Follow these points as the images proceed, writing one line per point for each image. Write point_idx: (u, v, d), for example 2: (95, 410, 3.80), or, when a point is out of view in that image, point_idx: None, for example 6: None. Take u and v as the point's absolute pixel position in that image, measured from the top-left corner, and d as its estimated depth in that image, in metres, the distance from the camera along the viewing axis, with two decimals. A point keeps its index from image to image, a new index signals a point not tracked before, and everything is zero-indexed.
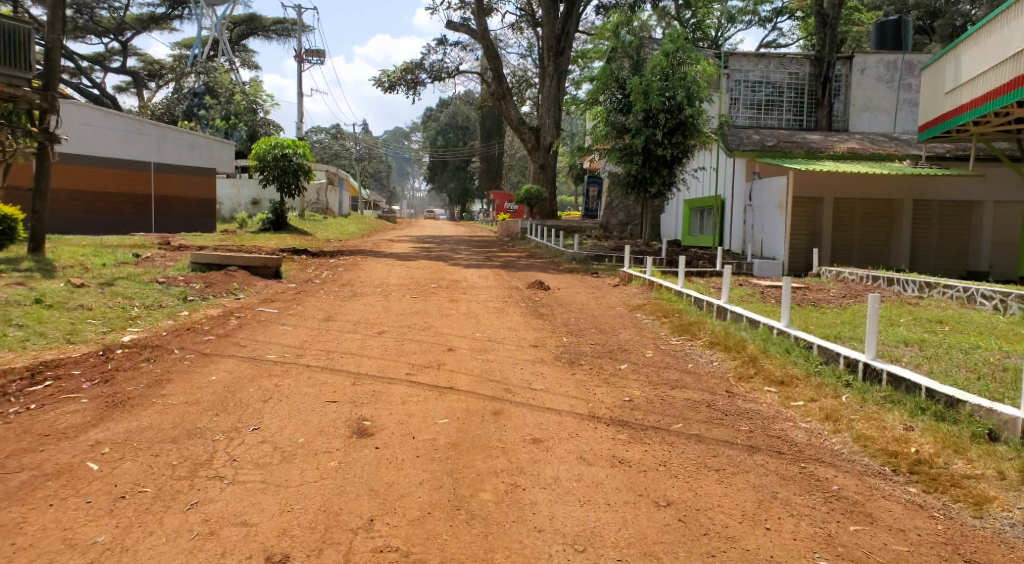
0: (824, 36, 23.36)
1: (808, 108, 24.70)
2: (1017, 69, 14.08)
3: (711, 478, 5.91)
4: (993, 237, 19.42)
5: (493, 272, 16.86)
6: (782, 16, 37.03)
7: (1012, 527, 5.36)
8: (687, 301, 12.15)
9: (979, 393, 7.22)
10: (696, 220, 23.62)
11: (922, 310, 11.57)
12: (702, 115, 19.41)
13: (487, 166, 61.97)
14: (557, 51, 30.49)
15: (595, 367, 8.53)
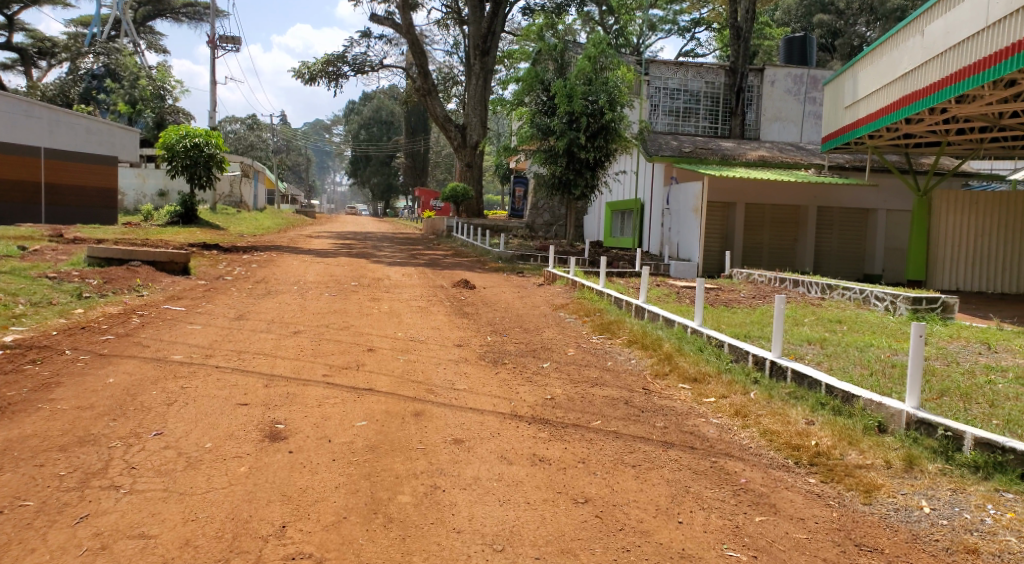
0: (738, 47, 24.41)
1: (722, 116, 25.74)
2: (905, 88, 15.11)
3: (627, 474, 6.31)
4: (887, 242, 20.70)
5: (415, 270, 17.01)
6: (700, 26, 38.28)
7: (896, 511, 5.91)
8: (608, 301, 12.59)
9: (870, 388, 7.86)
10: (617, 222, 24.26)
11: (824, 310, 12.33)
12: (624, 119, 19.98)
13: (412, 163, 61.78)
14: (483, 51, 30.68)
15: (518, 366, 8.87)
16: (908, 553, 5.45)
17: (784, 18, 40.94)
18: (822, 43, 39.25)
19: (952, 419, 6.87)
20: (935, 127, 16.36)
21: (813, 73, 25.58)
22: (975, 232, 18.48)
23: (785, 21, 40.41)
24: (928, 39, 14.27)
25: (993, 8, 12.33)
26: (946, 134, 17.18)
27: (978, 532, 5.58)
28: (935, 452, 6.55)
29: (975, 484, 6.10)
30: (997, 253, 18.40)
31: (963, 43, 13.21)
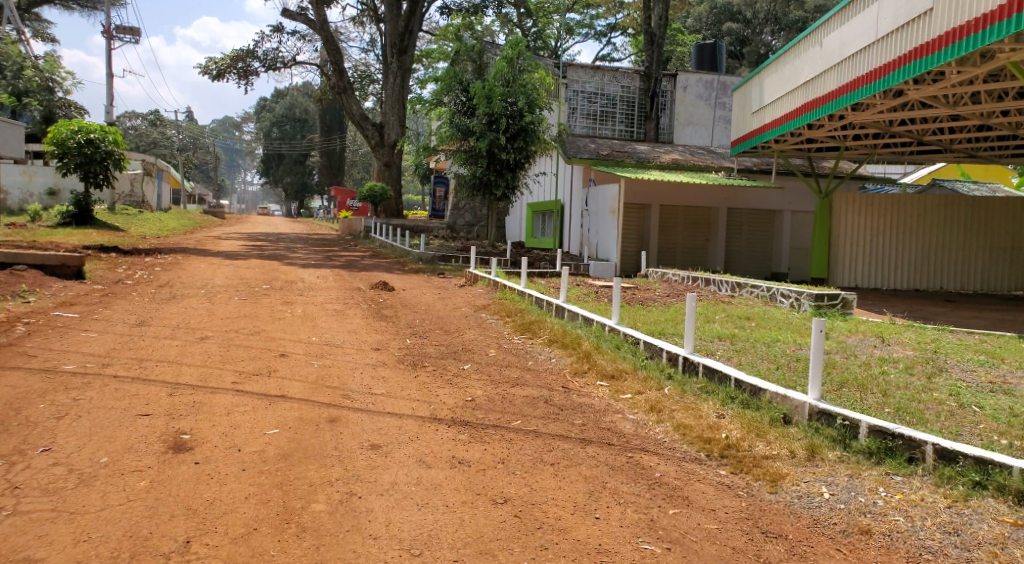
0: (652, 53, 25.16)
1: (638, 120, 26.35)
2: (807, 95, 15.80)
3: (546, 472, 6.50)
4: (792, 242, 21.69)
5: (331, 272, 16.91)
6: (616, 31, 39.05)
7: (799, 498, 6.22)
8: (529, 301, 12.78)
9: (776, 382, 8.26)
10: (538, 223, 24.57)
11: (734, 308, 12.83)
12: (543, 121, 20.28)
13: (327, 162, 60.83)
14: (401, 49, 30.51)
15: (438, 369, 8.99)
16: (808, 536, 5.74)
17: (696, 24, 42.10)
18: (731, 50, 40.66)
19: (850, 409, 7.30)
20: (834, 132, 17.25)
21: (723, 80, 26.53)
22: (869, 233, 19.46)
23: (696, 28, 41.47)
24: (826, 50, 15.00)
25: (883, 22, 13.08)
26: (844, 139, 18.15)
27: (872, 514, 5.91)
28: (834, 440, 6.92)
29: (870, 468, 6.48)
30: (890, 252, 19.37)
31: (857, 54, 13.94)
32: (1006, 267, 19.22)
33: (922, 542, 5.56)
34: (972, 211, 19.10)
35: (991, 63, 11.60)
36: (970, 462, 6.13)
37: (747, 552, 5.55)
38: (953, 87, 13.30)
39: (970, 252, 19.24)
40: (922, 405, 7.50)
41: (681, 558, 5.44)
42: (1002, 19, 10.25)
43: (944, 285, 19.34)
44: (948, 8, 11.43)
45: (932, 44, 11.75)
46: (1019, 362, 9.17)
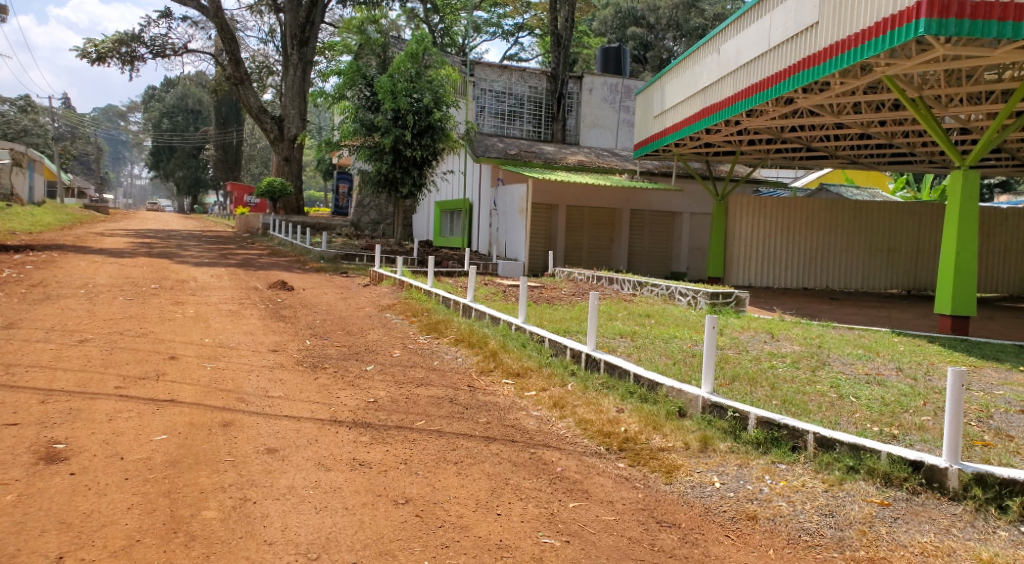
0: (558, 54, 25.55)
1: (545, 121, 26.71)
2: (704, 100, 16.40)
3: (449, 470, 6.50)
4: (691, 243, 22.54)
5: (225, 272, 16.46)
6: (523, 31, 39.38)
7: (692, 488, 6.46)
8: (435, 300, 12.79)
9: (672, 376, 8.56)
10: (446, 221, 24.53)
11: (635, 306, 13.18)
12: (450, 119, 20.34)
13: (222, 155, 58.80)
14: (303, 40, 29.92)
15: (339, 370, 8.87)
16: (700, 525, 5.96)
17: (600, 27, 42.77)
18: (636, 54, 41.61)
19: (740, 402, 7.63)
20: (730, 137, 17.98)
21: (627, 84, 27.26)
22: (762, 234, 20.26)
23: (602, 31, 42.19)
24: (723, 57, 15.63)
25: (774, 33, 13.70)
26: (739, 144, 18.92)
27: (759, 501, 6.18)
28: (725, 432, 7.22)
29: (757, 458, 6.77)
30: (781, 253, 20.20)
31: (751, 62, 14.55)
32: (883, 268, 20.66)
33: (802, 524, 5.86)
34: (854, 214, 20.31)
35: (870, 75, 12.37)
36: (845, 449, 6.51)
37: (643, 542, 5.71)
38: (837, 96, 14.12)
39: (852, 253, 20.42)
40: (806, 397, 7.90)
41: (580, 550, 5.55)
42: (878, 35, 10.94)
43: (829, 284, 20.36)
44: (831, 22, 12.07)
45: (818, 56, 12.39)
46: (894, 355, 9.77)
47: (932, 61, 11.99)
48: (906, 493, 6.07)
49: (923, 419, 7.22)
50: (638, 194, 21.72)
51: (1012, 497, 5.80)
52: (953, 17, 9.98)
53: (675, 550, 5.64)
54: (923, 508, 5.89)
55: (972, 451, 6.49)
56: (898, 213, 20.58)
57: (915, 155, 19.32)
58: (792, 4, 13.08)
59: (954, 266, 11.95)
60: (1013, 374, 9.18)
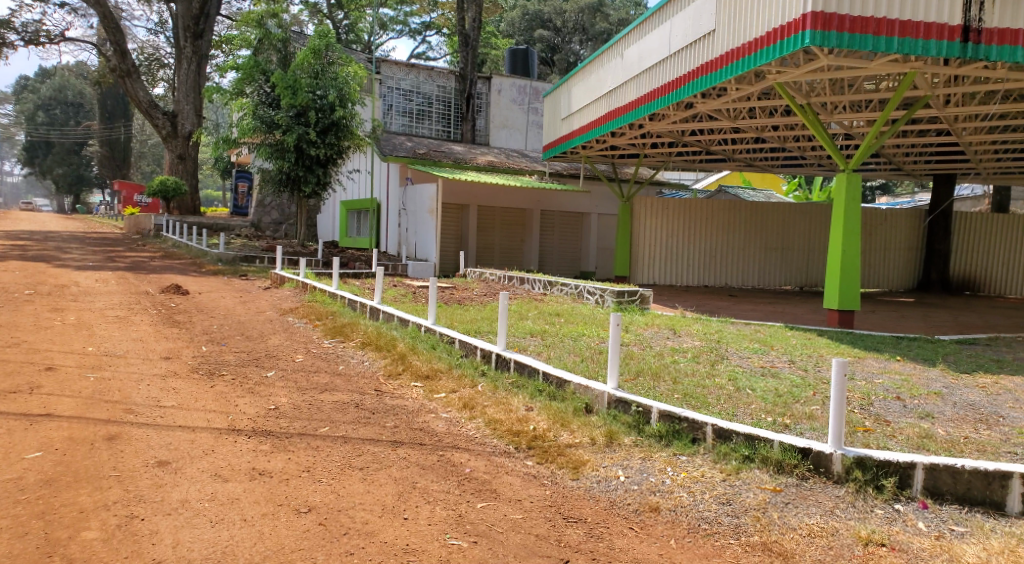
0: (466, 54, 25.63)
1: (454, 121, 26.76)
2: (609, 104, 16.73)
3: (354, 477, 6.41)
4: (599, 243, 23.11)
5: (114, 276, 15.81)
6: (430, 30, 39.24)
7: (598, 483, 6.57)
8: (342, 302, 12.63)
9: (580, 373, 8.70)
10: (353, 222, 24.04)
11: (544, 305, 13.29)
12: (355, 116, 20.07)
13: (109, 152, 56.03)
14: (197, 32, 28.76)
15: (239, 378, 8.59)
16: (606, 519, 6.08)
17: (508, 29, 42.93)
18: (543, 57, 42.12)
19: (645, 397, 7.83)
20: (635, 140, 18.39)
21: (535, 85, 27.59)
22: (666, 233, 20.66)
23: (510, 32, 42.48)
24: (626, 62, 15.99)
25: (674, 39, 14.11)
26: (643, 147, 19.37)
27: (662, 493, 6.34)
28: (630, 426, 7.39)
29: (659, 450, 6.97)
30: (684, 252, 20.72)
31: (653, 67, 14.93)
32: (778, 265, 21.58)
33: (701, 514, 6.05)
34: (752, 215, 21.16)
35: (764, 82, 12.91)
36: (741, 439, 6.75)
37: (549, 539, 5.80)
38: (734, 101, 14.64)
39: (749, 252, 21.25)
40: (706, 390, 8.16)
41: (487, 551, 5.60)
42: (770, 44, 11.43)
43: (728, 282, 21.07)
44: (727, 30, 12.53)
45: (714, 63, 12.84)
46: (787, 349, 10.18)
47: (819, 71, 12.62)
48: (796, 479, 6.35)
49: (812, 409, 7.57)
50: (548, 195, 21.98)
51: (888, 478, 6.16)
52: (835, 30, 10.62)
53: (581, 545, 5.74)
54: (811, 492, 6.20)
55: (854, 436, 6.86)
56: (789, 214, 21.62)
57: (806, 158, 20.21)
58: (690, 12, 13.50)
59: (840, 264, 12.55)
60: (892, 364, 9.74)
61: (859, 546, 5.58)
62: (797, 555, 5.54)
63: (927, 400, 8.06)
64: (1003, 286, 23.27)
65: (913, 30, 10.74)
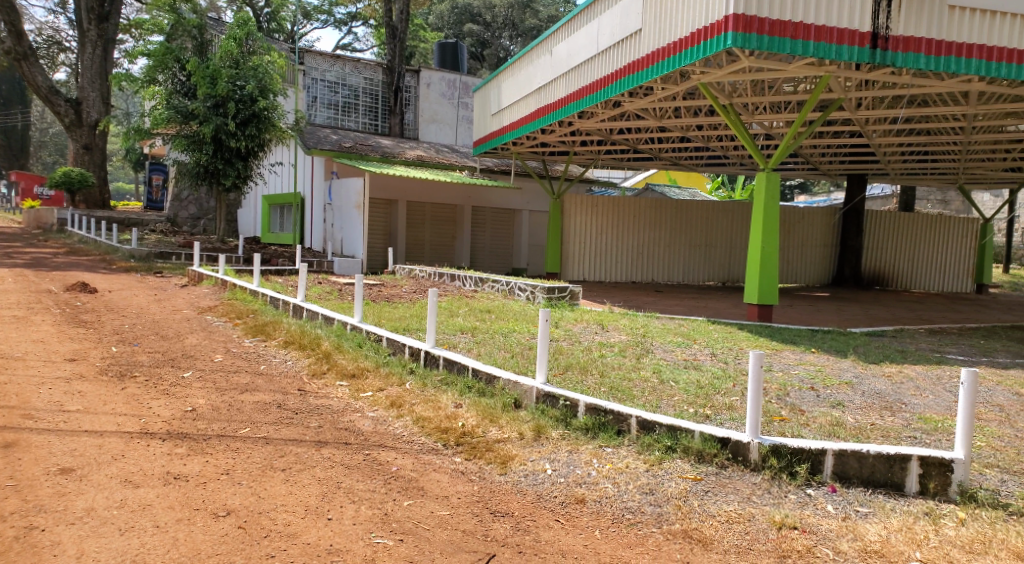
0: (394, 47, 25.38)
1: (382, 114, 26.60)
2: (538, 101, 16.83)
3: (276, 478, 6.29)
4: (531, 240, 23.46)
5: (17, 274, 15.16)
6: (356, 21, 38.79)
7: (525, 477, 6.57)
8: (263, 301, 12.38)
9: (510, 369, 8.72)
10: (276, 217, 23.34)
11: (475, 302, 13.27)
12: (278, 108, 19.30)
13: (5, 142, 53.49)
14: (103, 15, 27.38)
15: (152, 380, 8.33)
16: (532, 512, 6.09)
17: (437, 22, 42.39)
18: (472, 51, 42.11)
19: (572, 391, 7.88)
20: (564, 137, 18.54)
21: (464, 80, 27.66)
22: (596, 230, 20.87)
23: (438, 25, 42.21)
24: (555, 58, 16.09)
25: (602, 37, 14.24)
26: (573, 144, 19.53)
27: (587, 485, 6.40)
28: (557, 420, 7.44)
29: (586, 443, 7.02)
30: (613, 248, 20.99)
31: (581, 65, 15.04)
32: (704, 261, 22.07)
33: (625, 504, 6.12)
34: (679, 211, 21.58)
35: (688, 81, 13.15)
36: (664, 429, 6.86)
37: (477, 534, 5.79)
38: (660, 100, 14.89)
39: (674, 248, 21.64)
40: (631, 383, 8.29)
41: (413, 548, 5.56)
42: (693, 45, 11.65)
43: (654, 278, 21.43)
44: (652, 30, 12.71)
45: (640, 62, 13.01)
46: (709, 342, 10.40)
47: (741, 71, 12.93)
48: (716, 467, 6.49)
49: (732, 400, 7.75)
50: (477, 191, 22.00)
51: (801, 464, 6.34)
52: (755, 32, 10.87)
53: (508, 538, 5.74)
54: (730, 480, 6.34)
55: (771, 425, 7.05)
56: (714, 211, 22.10)
57: (729, 158, 20.72)
58: (618, 12, 13.65)
59: (759, 259, 12.87)
60: (807, 355, 10.04)
61: (774, 530, 5.73)
62: (716, 540, 5.66)
63: (839, 389, 8.33)
64: (908, 280, 24.61)
65: (827, 34, 11.13)
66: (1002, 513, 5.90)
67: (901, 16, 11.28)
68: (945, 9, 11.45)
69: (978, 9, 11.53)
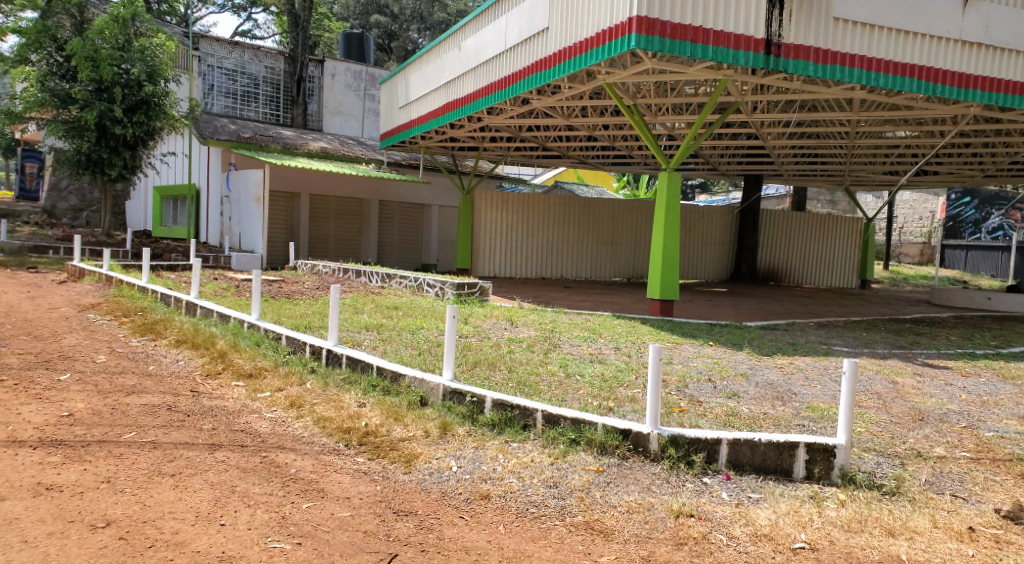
0: (295, 35, 24.81)
1: (284, 104, 25.87)
2: (447, 96, 16.68)
3: (164, 484, 5.97)
4: (440, 235, 23.36)
5: None
6: (256, 7, 37.73)
7: (430, 475, 6.41)
8: (152, 298, 11.85)
9: (415, 366, 8.57)
10: (168, 210, 21.95)
11: (382, 299, 13.06)
12: (168, 95, 18.63)
13: None
14: None
15: (25, 383, 7.82)
16: (437, 510, 5.94)
17: (342, 12, 41.97)
18: (380, 43, 41.97)
19: (479, 387, 7.80)
20: (474, 133, 18.44)
21: (371, 72, 27.34)
22: (507, 226, 20.86)
23: (344, 15, 41.85)
24: (463, 53, 15.97)
25: (510, 34, 14.21)
26: (482, 140, 19.49)
27: (492, 481, 6.29)
28: (464, 416, 7.34)
29: (492, 438, 6.93)
30: (522, 245, 21.05)
31: (489, 60, 14.97)
32: (611, 257, 22.40)
33: (530, 498, 6.06)
34: (586, 208, 21.81)
35: (594, 81, 13.25)
36: (568, 423, 6.87)
37: (379, 534, 5.62)
38: (566, 99, 15.00)
39: (582, 244, 21.86)
40: (538, 377, 8.28)
41: (311, 551, 5.37)
42: (599, 45, 11.73)
43: (564, 273, 21.61)
44: (559, 29, 12.75)
45: (547, 61, 13.02)
46: (613, 336, 10.49)
47: (645, 73, 13.11)
48: (618, 459, 6.52)
49: (634, 392, 7.84)
50: (385, 185, 21.70)
51: (697, 453, 6.44)
52: (658, 35, 11.02)
53: (411, 537, 5.60)
54: (630, 471, 6.36)
55: (670, 417, 7.13)
56: (620, 208, 22.45)
57: (634, 158, 21.13)
58: (525, 9, 13.64)
59: (661, 256, 13.09)
60: (706, 348, 10.24)
61: (671, 518, 5.78)
62: (616, 531, 5.67)
63: (734, 381, 8.52)
64: (803, 276, 25.56)
65: (725, 40, 11.39)
66: (876, 493, 6.16)
67: (792, 25, 11.66)
68: (831, 21, 11.89)
69: (862, 23, 11.99)
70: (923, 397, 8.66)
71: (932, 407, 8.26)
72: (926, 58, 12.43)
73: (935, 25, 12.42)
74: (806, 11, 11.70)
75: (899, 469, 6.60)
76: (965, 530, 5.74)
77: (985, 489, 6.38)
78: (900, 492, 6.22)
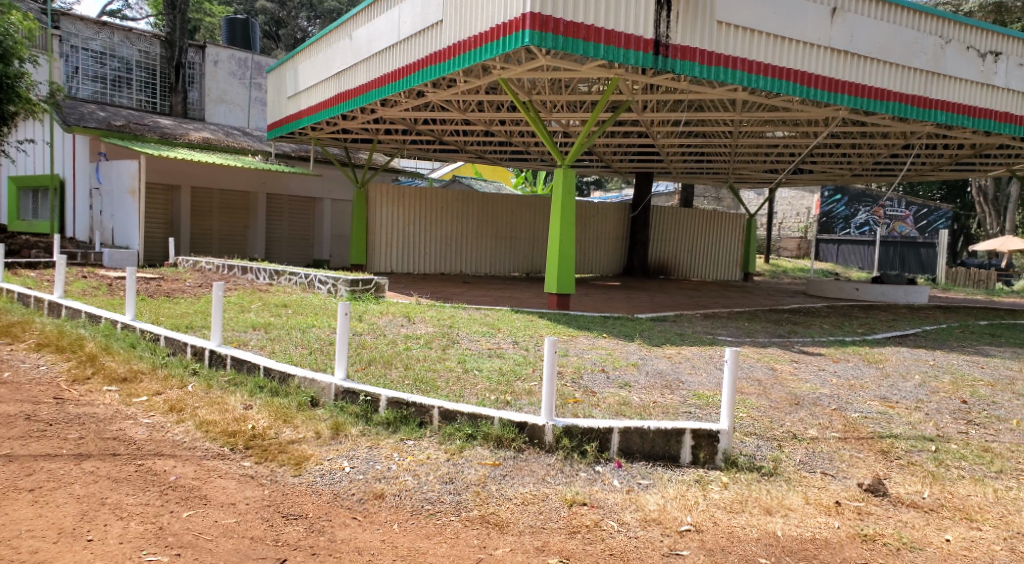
0: (173, 19, 23.72)
1: (161, 92, 24.71)
2: (338, 86, 16.25)
3: (22, 501, 5.49)
4: (333, 229, 22.84)
5: None
6: None
7: (321, 477, 6.13)
8: (9, 298, 11.09)
9: (306, 366, 8.22)
10: (27, 202, 20.56)
11: (270, 296, 12.58)
12: (23, 76, 17.25)
13: None
14: None
15: None
16: (328, 512, 5.68)
17: None
18: (267, 30, 40.67)
19: (374, 385, 7.53)
20: (366, 125, 18.04)
21: (256, 59, 26.44)
22: (403, 221, 20.49)
23: None
24: (355, 44, 15.59)
25: (402, 25, 13.95)
26: (376, 133, 19.10)
27: (386, 480, 6.06)
28: (357, 416, 7.07)
29: (386, 438, 6.71)
30: (420, 239, 20.76)
31: (381, 52, 14.66)
32: (507, 251, 22.45)
33: (425, 495, 5.88)
34: (483, 203, 21.76)
35: (489, 76, 13.16)
36: (465, 418, 6.72)
37: (266, 539, 5.33)
38: (461, 93, 14.85)
39: (479, 240, 21.81)
40: (436, 374, 8.09)
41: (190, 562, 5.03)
42: (492, 40, 11.61)
43: (461, 268, 21.49)
44: (452, 23, 12.59)
45: (440, 54, 12.85)
46: (511, 331, 10.40)
47: (538, 70, 13.11)
48: (514, 451, 6.42)
49: (531, 385, 7.77)
50: (273, 179, 21.05)
51: (590, 442, 6.42)
52: (551, 32, 10.97)
53: (300, 541, 5.33)
54: (526, 463, 6.27)
55: (565, 408, 7.09)
56: (516, 203, 22.52)
57: (530, 153, 21.16)
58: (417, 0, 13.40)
59: (557, 250, 13.12)
60: (599, 340, 10.29)
61: (565, 508, 5.72)
62: (511, 523, 5.56)
63: (626, 370, 8.59)
64: (692, 270, 26.29)
65: (615, 39, 11.47)
66: (757, 474, 6.29)
67: (679, 26, 11.88)
68: (715, 24, 12.18)
69: (743, 26, 12.36)
70: (799, 382, 8.95)
71: (808, 392, 8.55)
72: (801, 62, 12.91)
73: (811, 29, 12.92)
74: (690, 13, 11.94)
75: (777, 450, 6.76)
76: (833, 505, 5.92)
77: (851, 466, 6.61)
78: (778, 472, 6.37)
